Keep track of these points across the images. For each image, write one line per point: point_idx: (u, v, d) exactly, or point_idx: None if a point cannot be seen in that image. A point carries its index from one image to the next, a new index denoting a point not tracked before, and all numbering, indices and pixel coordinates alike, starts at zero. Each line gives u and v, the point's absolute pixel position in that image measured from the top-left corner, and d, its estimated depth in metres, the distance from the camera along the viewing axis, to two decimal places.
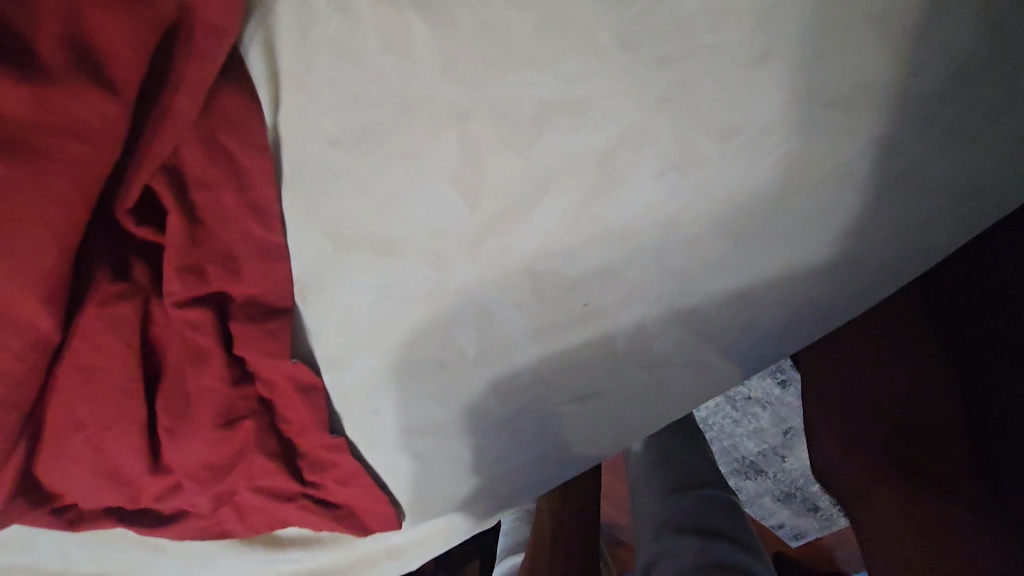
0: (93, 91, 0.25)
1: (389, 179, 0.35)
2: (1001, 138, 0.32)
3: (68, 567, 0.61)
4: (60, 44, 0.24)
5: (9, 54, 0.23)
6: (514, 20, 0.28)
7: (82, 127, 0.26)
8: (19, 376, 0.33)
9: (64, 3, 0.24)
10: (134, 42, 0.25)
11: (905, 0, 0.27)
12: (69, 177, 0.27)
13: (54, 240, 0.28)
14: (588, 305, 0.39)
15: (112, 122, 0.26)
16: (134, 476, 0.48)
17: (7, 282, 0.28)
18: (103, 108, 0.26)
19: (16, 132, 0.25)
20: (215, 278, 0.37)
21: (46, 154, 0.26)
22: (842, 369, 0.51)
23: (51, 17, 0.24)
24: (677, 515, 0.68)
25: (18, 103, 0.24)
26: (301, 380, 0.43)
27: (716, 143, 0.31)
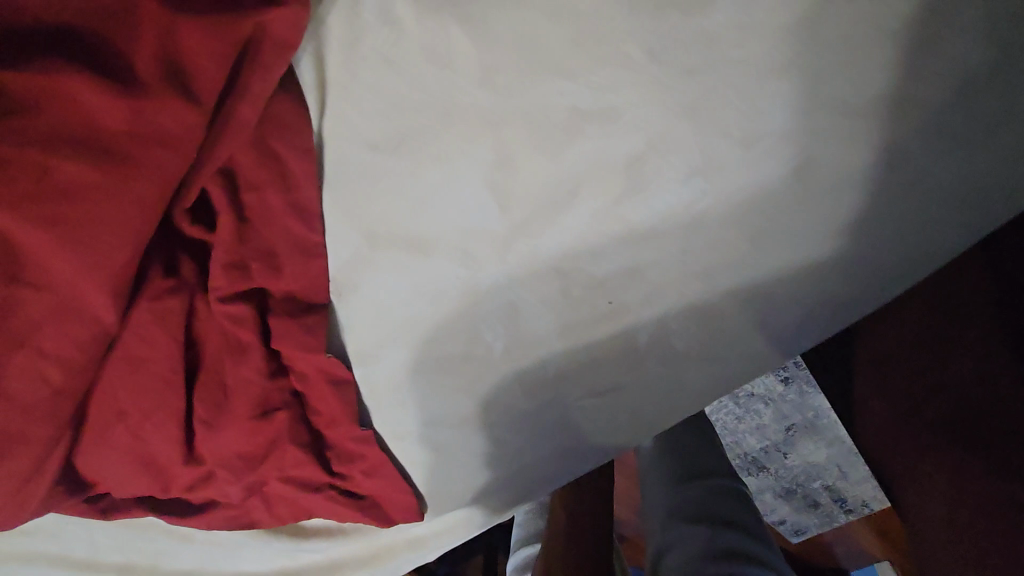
0: (175, 102, 0.28)
1: (426, 182, 0.37)
2: (1004, 145, 0.34)
3: (97, 556, 0.63)
4: (155, 58, 0.27)
5: (114, 68, 0.26)
6: (550, 34, 0.30)
7: (163, 135, 0.28)
8: (78, 367, 0.35)
9: (161, 23, 0.26)
10: (209, 56, 0.27)
11: (918, 17, 0.29)
12: (146, 180, 0.29)
13: (128, 237, 0.31)
14: (611, 303, 0.41)
15: (187, 131, 0.29)
16: (169, 466, 0.50)
17: (80, 275, 0.31)
18: (186, 119, 0.28)
19: (106, 138, 0.28)
20: (258, 274, 0.39)
21: (130, 158, 0.29)
22: (899, 341, 0.54)
23: (148, 35, 0.26)
24: (685, 505, 0.69)
25: (115, 111, 0.27)
26: (333, 374, 0.45)
27: (736, 150, 0.33)
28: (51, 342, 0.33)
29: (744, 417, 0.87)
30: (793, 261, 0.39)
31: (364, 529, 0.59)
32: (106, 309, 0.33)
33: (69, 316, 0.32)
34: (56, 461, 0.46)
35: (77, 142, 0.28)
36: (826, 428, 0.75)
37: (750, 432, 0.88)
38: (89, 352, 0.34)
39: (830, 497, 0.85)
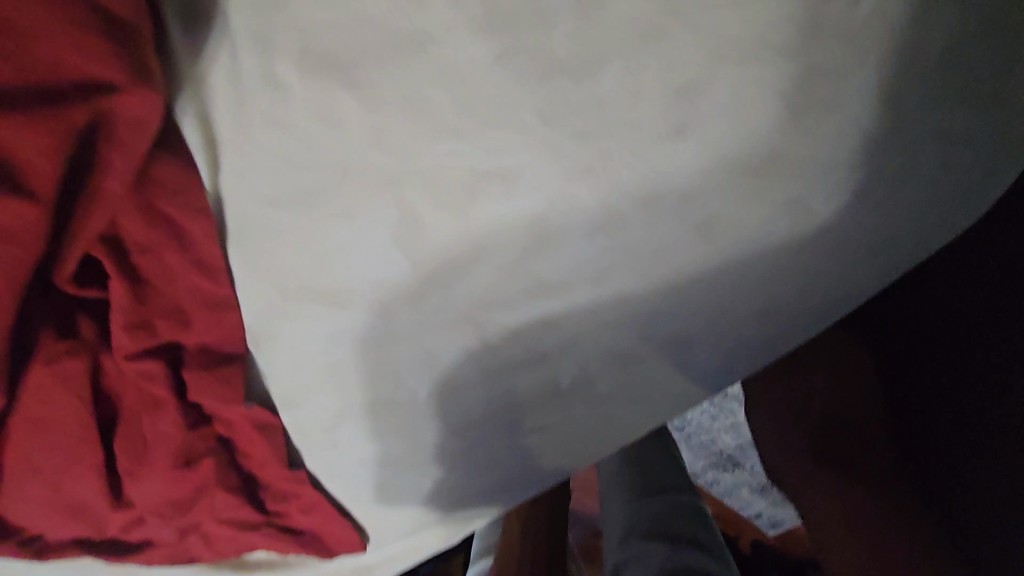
0: (16, 202, 0.26)
1: (329, 238, 0.35)
2: (908, 202, 0.34)
3: None
4: None
5: None
6: (438, 98, 0.29)
7: (7, 233, 0.26)
8: None
9: None
10: (48, 149, 0.25)
11: (813, 79, 0.28)
12: (5, 280, 0.28)
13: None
14: (531, 351, 0.40)
15: (40, 225, 0.27)
16: (96, 513, 0.49)
17: None
18: (23, 215, 0.26)
19: None
20: (164, 331, 0.38)
21: None
22: (795, 393, 0.57)
23: None
24: (642, 520, 0.69)
25: None
26: (258, 419, 0.44)
27: (641, 209, 0.32)
28: None
29: (718, 417, 0.89)
30: (713, 309, 0.38)
31: (309, 560, 0.58)
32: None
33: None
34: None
35: None
36: None
37: (725, 432, 0.89)
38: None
39: None
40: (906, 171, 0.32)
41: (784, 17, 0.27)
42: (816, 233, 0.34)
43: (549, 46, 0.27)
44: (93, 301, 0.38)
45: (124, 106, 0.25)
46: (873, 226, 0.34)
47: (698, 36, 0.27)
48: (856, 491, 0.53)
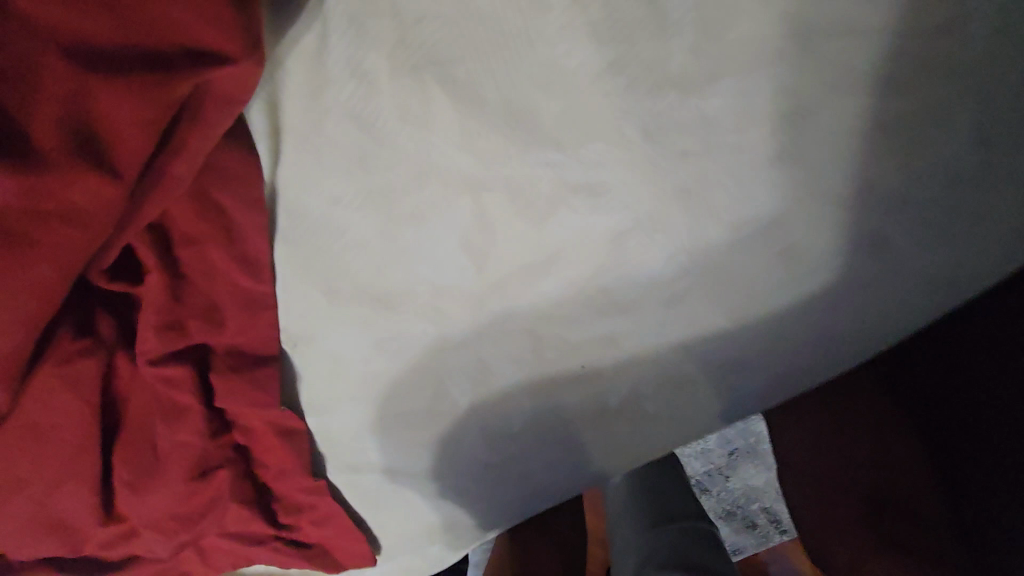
0: (91, 177, 0.23)
1: (395, 240, 0.33)
2: (1001, 237, 0.33)
3: None
4: (59, 127, 0.22)
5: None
6: (540, 103, 0.28)
7: (73, 213, 0.24)
8: None
9: (70, 85, 0.21)
10: (141, 119, 0.23)
11: (911, 116, 0.29)
12: (53, 266, 0.25)
13: (27, 327, 0.26)
14: (584, 367, 0.38)
15: (109, 207, 0.24)
16: (81, 527, 0.45)
17: None
18: (99, 194, 0.24)
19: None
20: (196, 331, 0.34)
21: (29, 243, 0.24)
22: (829, 444, 0.39)
23: (53, 98, 0.21)
24: (657, 551, 0.66)
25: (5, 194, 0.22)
26: (284, 425, 0.41)
27: (726, 231, 0.32)
28: None
29: None
30: (773, 334, 0.37)
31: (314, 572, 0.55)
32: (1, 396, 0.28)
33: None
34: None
35: None
36: (766, 451, 0.78)
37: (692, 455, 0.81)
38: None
39: (769, 518, 0.80)
40: (988, 210, 0.32)
41: (901, 53, 0.27)
42: (885, 266, 0.34)
43: (665, 59, 0.26)
44: (114, 296, 0.35)
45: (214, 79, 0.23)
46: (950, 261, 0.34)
47: (815, 63, 0.27)
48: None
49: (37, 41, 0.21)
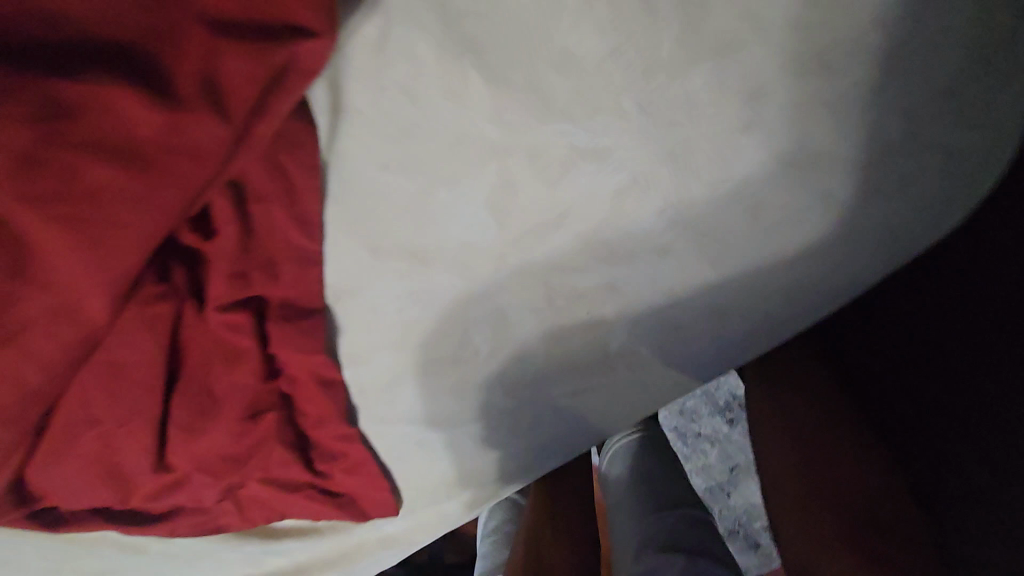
0: (210, 118, 0.30)
1: (432, 200, 0.39)
2: (939, 191, 0.39)
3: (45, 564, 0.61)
4: (195, 78, 0.29)
5: (155, 83, 0.28)
6: (555, 81, 0.34)
7: (193, 147, 0.30)
8: (63, 365, 0.35)
9: (205, 47, 0.28)
10: (247, 77, 0.29)
11: (856, 97, 0.35)
12: (172, 190, 0.31)
13: (143, 240, 0.32)
14: (589, 313, 0.45)
15: (219, 145, 0.30)
16: (134, 474, 0.49)
17: (92, 267, 0.32)
18: (213, 132, 0.30)
19: (141, 143, 0.29)
20: (258, 282, 0.40)
21: (157, 167, 0.30)
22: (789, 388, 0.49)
23: (192, 56, 0.28)
24: (659, 532, 0.70)
25: (152, 124, 0.29)
26: (323, 375, 0.47)
27: (706, 191, 0.39)
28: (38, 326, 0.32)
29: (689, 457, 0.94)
30: (749, 282, 0.44)
31: (341, 525, 0.59)
32: (107, 297, 0.33)
33: (62, 318, 0.32)
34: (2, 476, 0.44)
35: (116, 146, 0.29)
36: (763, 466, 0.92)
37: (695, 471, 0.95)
38: (72, 351, 0.34)
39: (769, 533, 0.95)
40: (927, 171, 0.38)
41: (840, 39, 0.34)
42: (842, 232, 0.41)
43: (654, 44, 0.33)
44: (186, 251, 0.39)
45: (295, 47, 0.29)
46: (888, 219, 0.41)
47: (774, 50, 0.33)
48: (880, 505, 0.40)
49: (189, 17, 0.28)
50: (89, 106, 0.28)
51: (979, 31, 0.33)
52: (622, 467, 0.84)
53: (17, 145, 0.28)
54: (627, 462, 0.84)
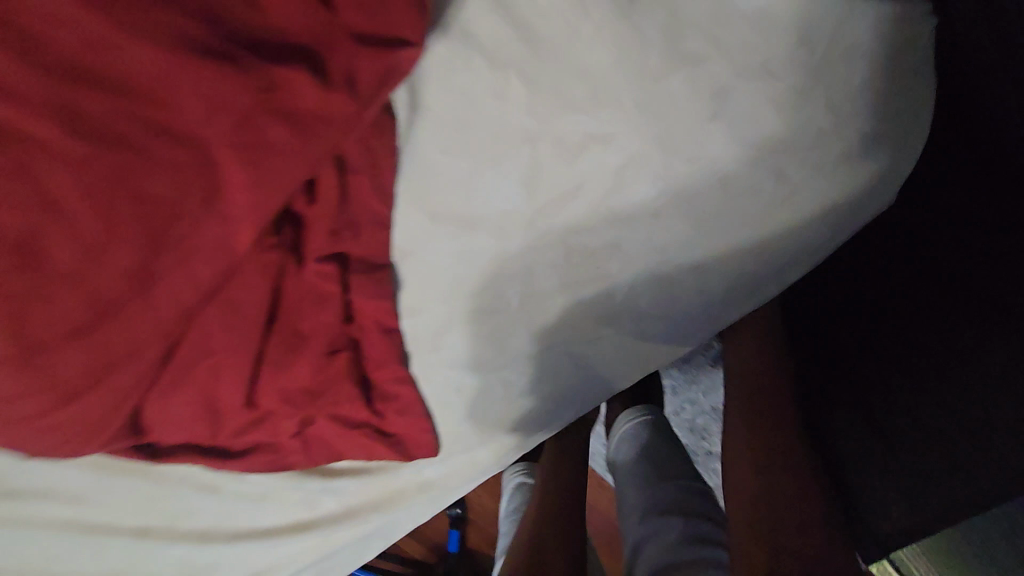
0: (344, 95, 0.37)
1: (479, 176, 0.52)
2: (854, 167, 0.53)
3: (131, 504, 0.71)
4: (340, 60, 0.36)
5: (313, 62, 0.36)
6: (574, 84, 0.47)
7: (329, 117, 0.37)
8: (203, 292, 0.44)
9: (350, 35, 0.36)
10: (374, 62, 0.36)
11: (790, 94, 0.49)
12: (308, 152, 0.39)
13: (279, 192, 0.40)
14: (599, 269, 0.57)
15: (347, 116, 0.38)
16: (226, 410, 0.59)
17: (241, 210, 0.40)
18: (345, 106, 0.37)
19: (296, 111, 0.37)
20: (345, 239, 0.52)
21: (303, 131, 0.38)
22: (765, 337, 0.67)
23: (341, 43, 0.36)
24: (659, 497, 0.76)
25: (307, 95, 0.36)
26: (385, 322, 0.58)
27: (687, 166, 0.51)
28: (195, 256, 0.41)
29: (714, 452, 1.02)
30: (722, 243, 0.57)
31: (388, 466, 0.70)
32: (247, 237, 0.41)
33: (213, 250, 0.41)
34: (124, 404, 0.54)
35: (279, 111, 0.37)
36: None
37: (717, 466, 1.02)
38: (215, 275, 0.43)
39: None
40: (846, 150, 0.52)
41: (778, 53, 0.47)
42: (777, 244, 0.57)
43: (647, 55, 0.46)
44: (294, 214, 0.50)
45: (413, 52, 0.37)
46: (822, 189, 0.54)
47: (729, 60, 0.47)
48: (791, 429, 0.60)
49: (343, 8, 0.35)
50: (275, 85, 0.35)
51: (866, 47, 0.47)
52: (626, 444, 0.89)
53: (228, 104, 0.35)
54: (632, 437, 0.89)
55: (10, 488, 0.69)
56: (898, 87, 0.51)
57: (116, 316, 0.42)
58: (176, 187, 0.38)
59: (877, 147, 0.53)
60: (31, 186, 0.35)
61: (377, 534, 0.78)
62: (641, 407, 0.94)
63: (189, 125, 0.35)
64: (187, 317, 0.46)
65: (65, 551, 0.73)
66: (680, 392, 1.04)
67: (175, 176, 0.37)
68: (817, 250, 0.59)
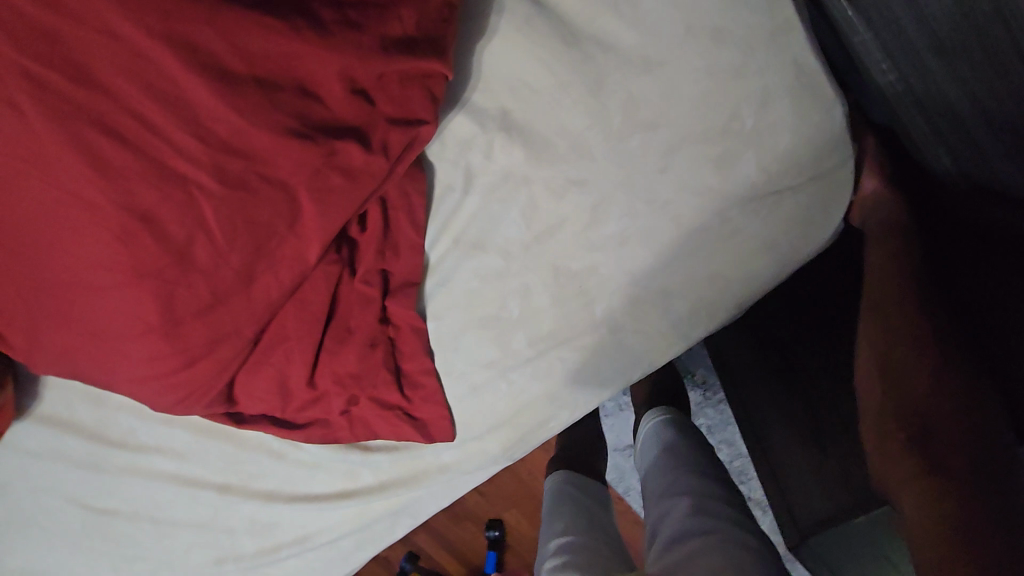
0: (381, 153, 0.55)
1: (488, 210, 0.68)
2: (794, 205, 0.66)
3: (218, 463, 0.90)
4: (382, 131, 0.54)
5: (362, 134, 0.54)
6: (554, 144, 0.64)
7: (372, 168, 0.55)
8: (277, 290, 0.60)
9: (387, 116, 0.54)
10: (403, 133, 0.55)
11: (718, 151, 0.63)
12: (356, 192, 0.56)
13: (338, 218, 0.57)
14: (582, 288, 0.71)
15: (383, 168, 0.55)
16: (291, 389, 0.75)
17: (312, 232, 0.57)
18: (381, 162, 0.55)
19: (350, 166, 0.54)
20: (388, 256, 0.70)
21: (354, 179, 0.55)
22: (781, 310, 0.79)
23: (381, 121, 0.54)
24: (674, 481, 0.74)
25: (356, 155, 0.54)
26: (414, 325, 0.74)
27: (647, 207, 0.66)
28: (278, 266, 0.58)
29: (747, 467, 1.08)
30: (685, 269, 0.69)
31: (414, 444, 0.85)
32: (315, 250, 0.59)
33: (293, 259, 0.58)
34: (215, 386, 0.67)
35: (339, 165, 0.54)
36: None
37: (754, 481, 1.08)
38: (291, 279, 0.59)
39: None
40: (778, 193, 0.65)
41: (710, 122, 0.62)
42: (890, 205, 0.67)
43: (610, 120, 0.63)
44: (351, 237, 0.69)
45: (432, 128, 0.56)
46: (758, 229, 0.67)
47: (668, 127, 0.63)
48: (792, 397, 0.73)
49: (384, 98, 0.53)
50: (337, 152, 0.53)
51: (779, 117, 0.62)
52: (650, 443, 0.85)
53: (301, 164, 0.53)
54: (655, 434, 0.85)
55: (136, 444, 0.90)
56: (816, 141, 0.63)
57: (225, 302, 0.59)
58: (273, 213, 0.55)
59: (806, 193, 0.66)
60: (177, 215, 0.53)
61: (405, 510, 0.92)
62: (666, 411, 0.89)
63: (284, 173, 0.53)
64: (270, 310, 0.61)
65: (167, 499, 0.92)
66: (716, 432, 1.10)
67: (273, 206, 0.55)
68: (768, 280, 0.71)
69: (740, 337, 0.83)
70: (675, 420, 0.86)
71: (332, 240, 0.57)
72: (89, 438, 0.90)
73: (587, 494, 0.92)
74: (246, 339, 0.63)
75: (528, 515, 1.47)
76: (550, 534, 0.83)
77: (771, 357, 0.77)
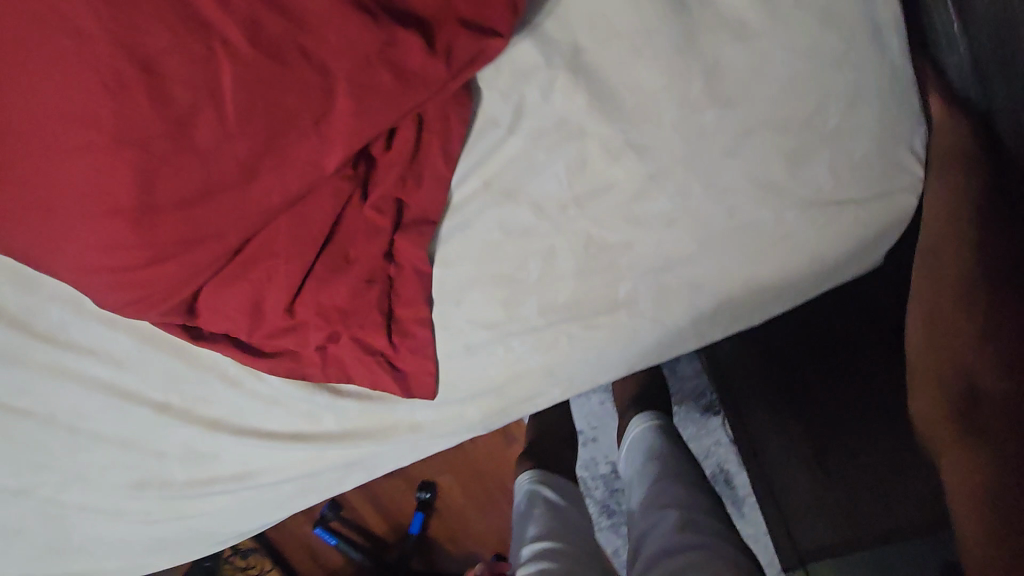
0: (441, 58, 0.47)
1: (531, 156, 0.61)
2: (850, 219, 0.63)
3: (160, 378, 0.80)
4: (448, 31, 0.47)
5: (425, 29, 0.46)
6: (622, 98, 0.58)
7: (427, 73, 0.47)
8: (278, 195, 0.50)
9: (458, 16, 0.47)
10: (472, 40, 0.47)
11: (791, 143, 0.58)
12: (401, 97, 0.47)
13: (372, 125, 0.48)
14: (613, 263, 0.65)
15: (439, 75, 0.47)
16: (265, 314, 0.66)
17: (338, 136, 0.48)
18: (438, 69, 0.47)
19: (403, 63, 0.46)
20: (409, 186, 0.61)
21: (403, 80, 0.47)
22: (791, 331, 0.80)
23: (450, 20, 0.47)
24: (662, 492, 0.71)
25: (413, 52, 0.46)
26: (419, 268, 0.66)
27: (701, 188, 0.61)
28: (290, 168, 0.49)
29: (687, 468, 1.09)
30: (722, 264, 0.65)
31: (389, 396, 0.78)
32: (336, 158, 0.49)
33: (309, 163, 0.49)
34: (179, 294, 0.57)
35: (391, 60, 0.46)
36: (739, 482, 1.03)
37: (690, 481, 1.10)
38: (301, 185, 0.50)
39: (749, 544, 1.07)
40: (837, 204, 0.62)
41: (791, 110, 0.57)
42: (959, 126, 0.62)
43: (689, 85, 0.57)
44: (372, 156, 0.60)
45: (503, 43, 0.48)
46: (808, 237, 0.63)
47: (748, 105, 0.57)
48: (796, 422, 0.77)
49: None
50: (395, 42, 0.45)
51: (860, 121, 0.58)
52: (635, 450, 0.83)
53: (351, 48, 0.45)
54: (641, 440, 0.83)
55: (65, 341, 0.79)
56: (887, 156, 0.60)
57: (213, 197, 0.49)
58: (301, 102, 0.46)
59: (865, 209, 0.62)
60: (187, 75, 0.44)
61: (362, 463, 0.86)
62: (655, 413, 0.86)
63: (326, 55, 0.45)
64: (268, 216, 0.51)
65: (92, 407, 0.81)
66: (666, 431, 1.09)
67: (302, 92, 0.46)
68: (800, 293, 0.68)
69: (746, 348, 0.84)
70: (666, 427, 0.84)
71: (359, 149, 0.49)
72: (8, 323, 0.78)
73: (566, 494, 0.90)
74: (228, 246, 0.53)
75: (466, 485, 1.42)
76: (532, 531, 0.80)
77: (779, 377, 0.79)
